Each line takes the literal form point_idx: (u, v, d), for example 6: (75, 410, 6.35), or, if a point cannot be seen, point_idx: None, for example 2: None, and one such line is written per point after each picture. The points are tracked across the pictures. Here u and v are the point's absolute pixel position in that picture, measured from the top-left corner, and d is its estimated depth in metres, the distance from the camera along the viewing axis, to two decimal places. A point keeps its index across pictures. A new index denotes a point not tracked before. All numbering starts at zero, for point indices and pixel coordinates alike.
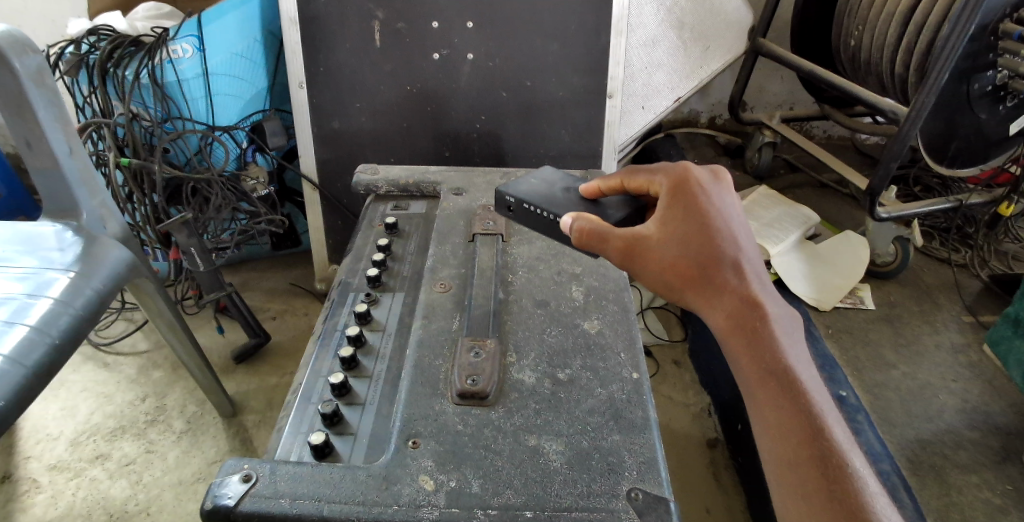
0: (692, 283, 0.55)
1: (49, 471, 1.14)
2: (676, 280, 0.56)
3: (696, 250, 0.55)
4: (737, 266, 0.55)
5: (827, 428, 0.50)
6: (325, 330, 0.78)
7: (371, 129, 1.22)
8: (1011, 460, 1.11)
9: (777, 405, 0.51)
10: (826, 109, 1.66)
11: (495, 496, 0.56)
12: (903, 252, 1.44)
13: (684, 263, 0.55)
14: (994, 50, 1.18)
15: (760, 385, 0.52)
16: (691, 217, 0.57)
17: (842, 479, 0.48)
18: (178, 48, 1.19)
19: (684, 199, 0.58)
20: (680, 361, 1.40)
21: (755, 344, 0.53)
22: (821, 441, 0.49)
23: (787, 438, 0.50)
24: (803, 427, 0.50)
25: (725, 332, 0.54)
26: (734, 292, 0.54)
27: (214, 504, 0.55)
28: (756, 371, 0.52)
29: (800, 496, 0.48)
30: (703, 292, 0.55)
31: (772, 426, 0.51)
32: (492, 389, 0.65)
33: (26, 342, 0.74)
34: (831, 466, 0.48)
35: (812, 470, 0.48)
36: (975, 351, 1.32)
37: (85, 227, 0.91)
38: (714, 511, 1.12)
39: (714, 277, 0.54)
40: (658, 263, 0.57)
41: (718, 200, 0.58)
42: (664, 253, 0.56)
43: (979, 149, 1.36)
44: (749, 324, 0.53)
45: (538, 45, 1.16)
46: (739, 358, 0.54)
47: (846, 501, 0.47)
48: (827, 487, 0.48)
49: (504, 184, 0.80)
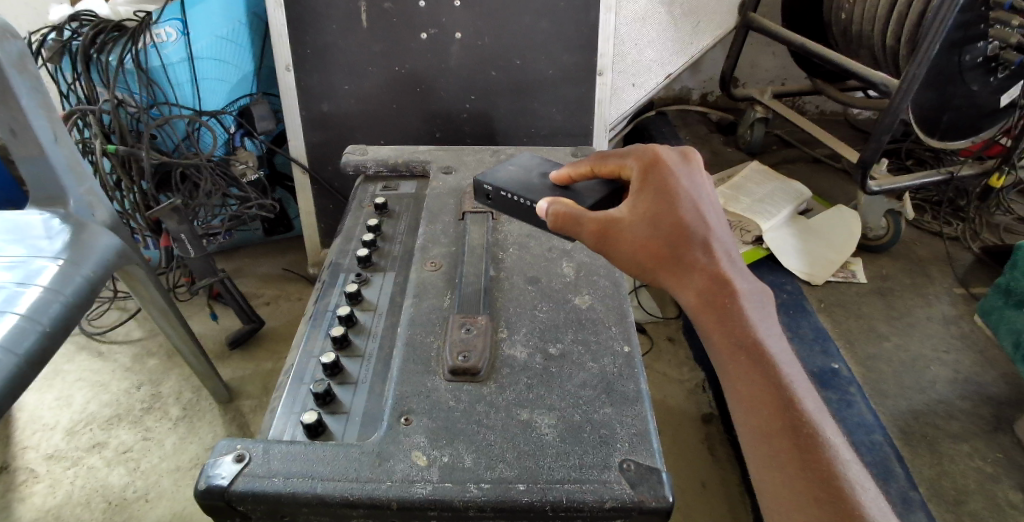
0: (665, 262, 0.55)
1: (46, 461, 1.14)
2: (648, 259, 0.55)
3: (667, 229, 0.55)
4: (707, 243, 0.55)
5: (798, 398, 0.51)
6: (316, 311, 0.78)
7: (361, 111, 1.21)
8: (1002, 429, 1.13)
9: (747, 377, 0.52)
10: (818, 83, 1.65)
11: (488, 470, 0.56)
12: (894, 225, 1.46)
13: (655, 243, 0.55)
14: (986, 20, 1.18)
15: (731, 358, 0.53)
16: (661, 197, 0.57)
17: (813, 447, 0.48)
18: (162, 32, 1.18)
19: (652, 180, 0.59)
20: (675, 337, 1.41)
21: (726, 317, 0.53)
22: (792, 411, 0.50)
23: (760, 410, 0.50)
24: (774, 398, 0.50)
25: (697, 309, 0.54)
26: (704, 270, 0.54)
27: (207, 484, 0.55)
28: (727, 344, 0.53)
29: (775, 466, 0.49)
30: (675, 270, 0.55)
31: (744, 399, 0.51)
32: (483, 365, 0.65)
33: (17, 330, 0.73)
34: (803, 436, 0.49)
35: (784, 441, 0.49)
36: (967, 323, 1.33)
37: (72, 215, 0.90)
38: (710, 484, 1.13)
39: (685, 255, 0.55)
40: (630, 243, 0.56)
41: (688, 182, 0.59)
42: (637, 233, 0.56)
43: (971, 119, 1.35)
44: (720, 297, 0.53)
45: (528, 22, 1.15)
46: (711, 333, 0.54)
47: (818, 469, 0.47)
48: (799, 456, 0.48)
49: (481, 174, 0.80)
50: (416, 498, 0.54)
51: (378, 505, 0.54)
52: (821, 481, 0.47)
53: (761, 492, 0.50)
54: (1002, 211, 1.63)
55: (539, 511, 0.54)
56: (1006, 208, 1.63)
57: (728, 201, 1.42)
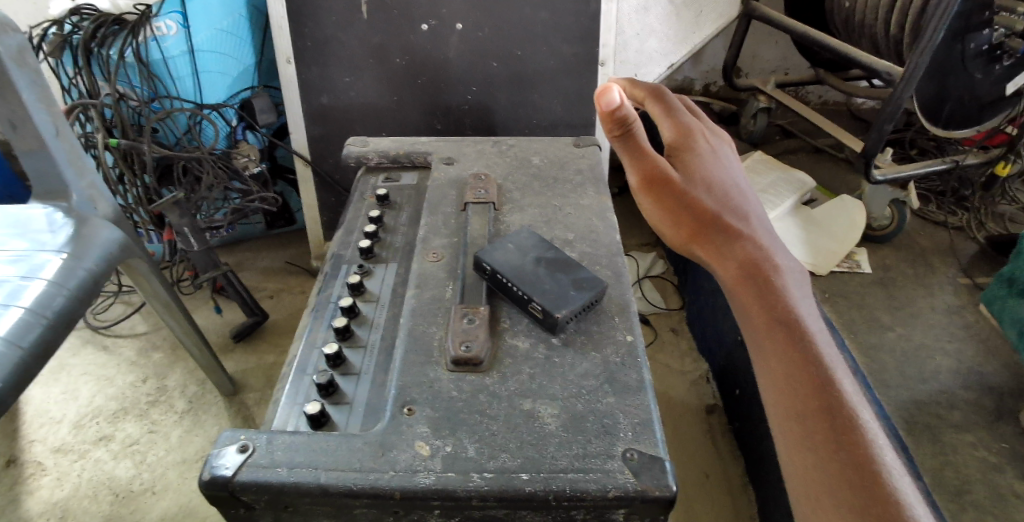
0: (710, 225, 0.61)
1: (53, 454, 1.15)
2: (692, 219, 0.61)
3: (710, 196, 0.62)
4: (744, 221, 0.62)
5: (834, 381, 0.54)
6: (318, 302, 0.78)
7: (361, 104, 1.20)
8: (1006, 419, 1.12)
9: (785, 356, 0.55)
10: (822, 73, 1.63)
11: (490, 460, 0.56)
12: (899, 215, 1.45)
13: (702, 208, 0.62)
14: (990, 8, 1.16)
15: (769, 335, 0.57)
16: (702, 166, 0.64)
17: (849, 430, 0.51)
18: (162, 25, 1.17)
19: (694, 145, 0.65)
20: (677, 329, 1.41)
21: (766, 296, 0.58)
22: (829, 393, 0.53)
23: (797, 389, 0.54)
24: (813, 380, 0.54)
25: (736, 281, 0.59)
26: (745, 243, 0.60)
27: (211, 475, 0.56)
28: (767, 322, 0.57)
29: (808, 446, 0.51)
30: (718, 239, 0.61)
31: (782, 378, 0.55)
32: (485, 356, 0.65)
33: (22, 323, 0.73)
34: (839, 418, 0.52)
35: (820, 422, 0.52)
36: (971, 312, 1.32)
37: (75, 209, 0.90)
38: (713, 475, 1.13)
39: (727, 223, 0.61)
40: (677, 200, 0.62)
41: (730, 164, 0.67)
42: (693, 191, 0.62)
43: (975, 108, 1.34)
44: (761, 273, 0.59)
45: (528, 13, 1.14)
46: (749, 309, 0.58)
47: (851, 450, 0.50)
48: (833, 438, 0.51)
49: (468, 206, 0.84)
50: (420, 487, 0.54)
51: (381, 495, 0.54)
52: (855, 463, 0.49)
53: (789, 471, 0.52)
54: (1006, 200, 1.61)
55: (541, 500, 0.54)
56: (1011, 196, 1.61)
57: None
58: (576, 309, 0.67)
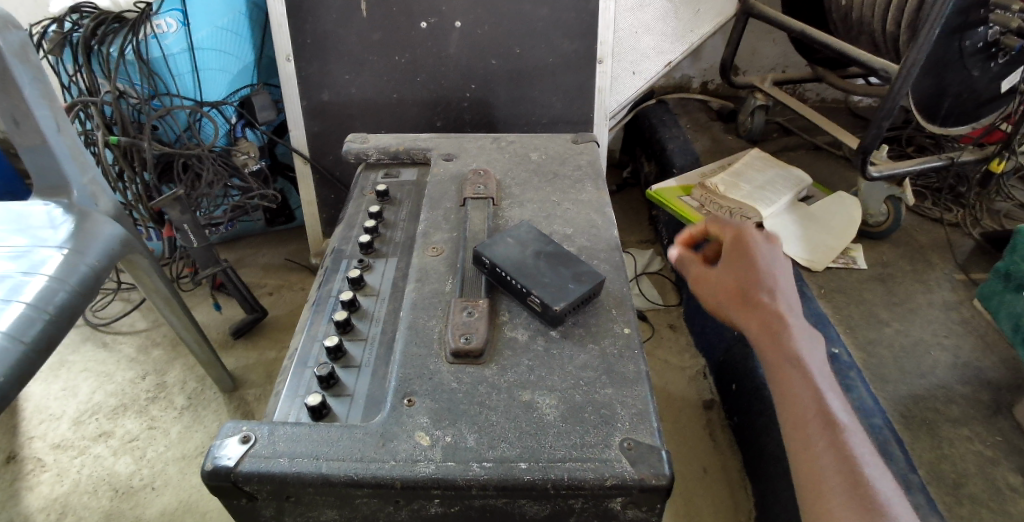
0: (743, 294, 0.65)
1: (53, 450, 1.15)
2: (729, 292, 0.66)
3: (741, 271, 0.67)
4: (770, 286, 0.65)
5: (831, 405, 0.58)
6: (319, 297, 0.79)
7: (361, 100, 1.21)
8: (1002, 413, 1.13)
9: (794, 380, 0.60)
10: (819, 70, 1.64)
11: (490, 450, 0.57)
12: (895, 211, 1.46)
13: (735, 284, 0.66)
14: (985, 6, 1.18)
15: (782, 364, 0.61)
16: (747, 251, 0.68)
17: (845, 449, 0.55)
18: (163, 22, 1.18)
19: (742, 233, 0.69)
20: (676, 325, 1.42)
21: (781, 333, 0.62)
22: (826, 415, 0.57)
23: (805, 408, 0.58)
24: (814, 405, 0.58)
25: (757, 325, 0.63)
26: (771, 302, 0.64)
27: (214, 465, 0.56)
28: (780, 353, 0.61)
29: (814, 457, 0.56)
30: (752, 303, 0.64)
31: (791, 402, 0.59)
32: (485, 348, 0.65)
33: (24, 318, 0.74)
34: (835, 438, 0.56)
35: (819, 439, 0.56)
36: (967, 308, 1.33)
37: (76, 205, 0.90)
38: (711, 470, 1.14)
39: (760, 290, 0.65)
40: (719, 283, 0.67)
41: (773, 247, 0.70)
42: (729, 275, 0.67)
43: (972, 105, 1.35)
44: (778, 316, 0.63)
45: (527, 10, 1.15)
46: (765, 346, 0.62)
47: (846, 463, 0.54)
48: (829, 454, 0.55)
49: (471, 201, 0.85)
50: (420, 477, 0.55)
51: (382, 485, 0.55)
52: (848, 473, 0.54)
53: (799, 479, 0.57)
54: (1003, 198, 1.62)
55: (541, 489, 0.55)
56: (1007, 194, 1.62)
57: (728, 189, 1.43)
58: (575, 301, 0.68)
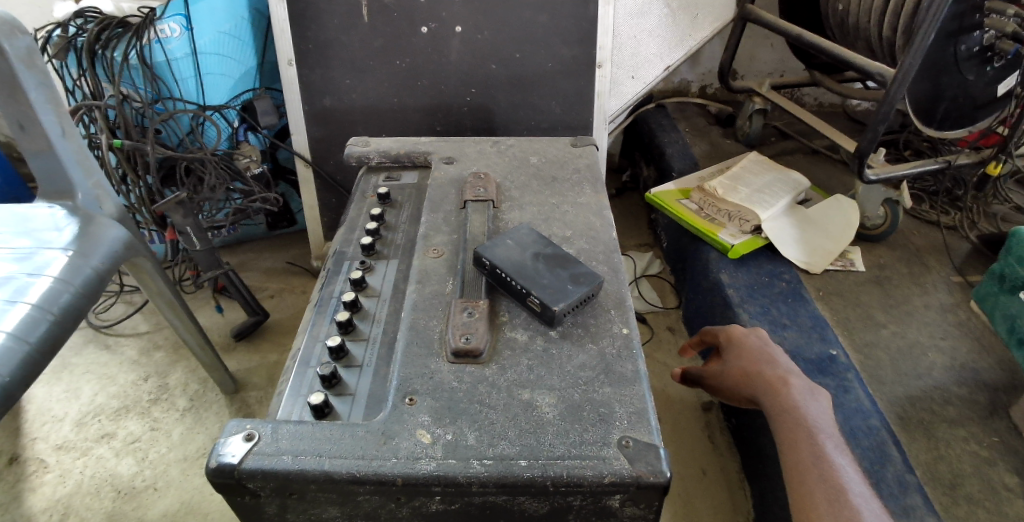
0: (748, 376, 0.80)
1: (55, 452, 1.16)
2: (734, 377, 0.81)
3: (742, 358, 0.83)
4: (768, 362, 0.81)
5: (825, 448, 0.71)
6: (321, 297, 0.80)
7: (362, 106, 1.22)
8: (998, 414, 1.13)
9: (790, 430, 0.73)
10: (817, 75, 1.65)
11: (490, 447, 0.58)
12: (892, 214, 1.47)
13: (739, 371, 0.81)
14: (981, 11, 1.20)
15: (782, 418, 0.74)
16: (743, 347, 0.85)
17: (831, 475, 0.68)
18: (166, 28, 1.20)
19: (736, 334, 0.87)
20: (674, 328, 1.44)
21: (780, 396, 0.76)
22: (819, 455, 0.70)
23: (795, 450, 0.71)
24: (808, 446, 0.71)
25: (762, 394, 0.78)
26: (770, 375, 0.79)
27: (217, 463, 0.57)
28: (779, 409, 0.75)
29: (807, 493, 0.67)
30: (755, 381, 0.79)
31: (789, 447, 0.72)
32: (485, 348, 0.66)
33: (29, 319, 0.75)
34: (824, 470, 0.68)
35: (813, 475, 0.68)
36: (963, 310, 1.33)
37: (80, 208, 0.91)
38: (710, 471, 1.14)
39: (762, 370, 0.80)
40: (725, 374, 0.83)
41: (765, 338, 0.86)
42: (732, 366, 0.83)
43: (968, 109, 1.36)
44: (776, 385, 0.77)
45: (526, 17, 1.16)
46: (771, 407, 0.76)
47: (831, 485, 0.67)
48: (819, 483, 0.68)
49: (470, 205, 0.85)
50: (421, 474, 0.56)
51: (384, 482, 0.56)
52: (837, 502, 0.65)
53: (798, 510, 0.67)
54: (999, 201, 1.63)
55: (540, 486, 0.56)
56: (1004, 197, 1.63)
57: (726, 192, 1.44)
58: (574, 302, 0.69)
